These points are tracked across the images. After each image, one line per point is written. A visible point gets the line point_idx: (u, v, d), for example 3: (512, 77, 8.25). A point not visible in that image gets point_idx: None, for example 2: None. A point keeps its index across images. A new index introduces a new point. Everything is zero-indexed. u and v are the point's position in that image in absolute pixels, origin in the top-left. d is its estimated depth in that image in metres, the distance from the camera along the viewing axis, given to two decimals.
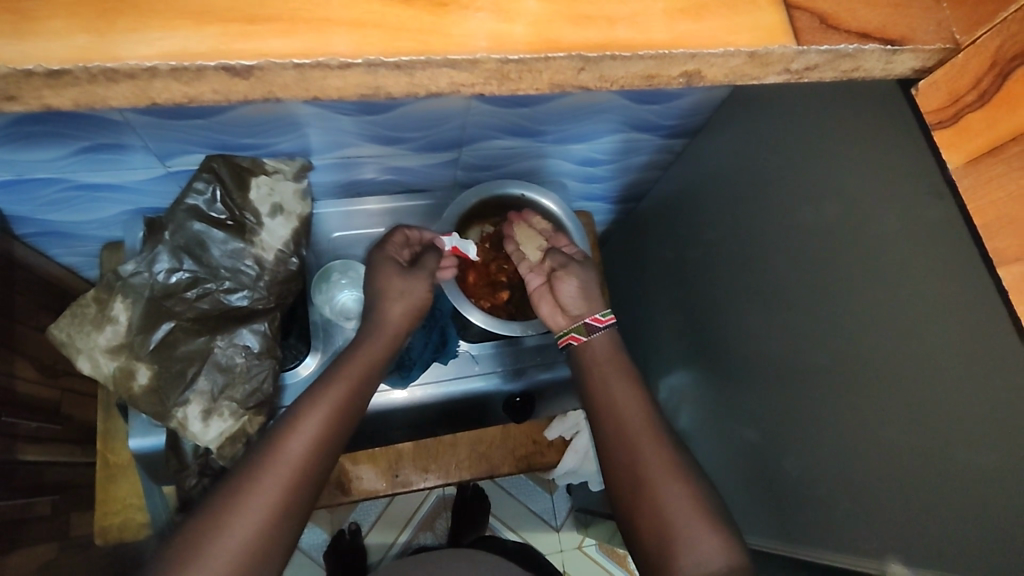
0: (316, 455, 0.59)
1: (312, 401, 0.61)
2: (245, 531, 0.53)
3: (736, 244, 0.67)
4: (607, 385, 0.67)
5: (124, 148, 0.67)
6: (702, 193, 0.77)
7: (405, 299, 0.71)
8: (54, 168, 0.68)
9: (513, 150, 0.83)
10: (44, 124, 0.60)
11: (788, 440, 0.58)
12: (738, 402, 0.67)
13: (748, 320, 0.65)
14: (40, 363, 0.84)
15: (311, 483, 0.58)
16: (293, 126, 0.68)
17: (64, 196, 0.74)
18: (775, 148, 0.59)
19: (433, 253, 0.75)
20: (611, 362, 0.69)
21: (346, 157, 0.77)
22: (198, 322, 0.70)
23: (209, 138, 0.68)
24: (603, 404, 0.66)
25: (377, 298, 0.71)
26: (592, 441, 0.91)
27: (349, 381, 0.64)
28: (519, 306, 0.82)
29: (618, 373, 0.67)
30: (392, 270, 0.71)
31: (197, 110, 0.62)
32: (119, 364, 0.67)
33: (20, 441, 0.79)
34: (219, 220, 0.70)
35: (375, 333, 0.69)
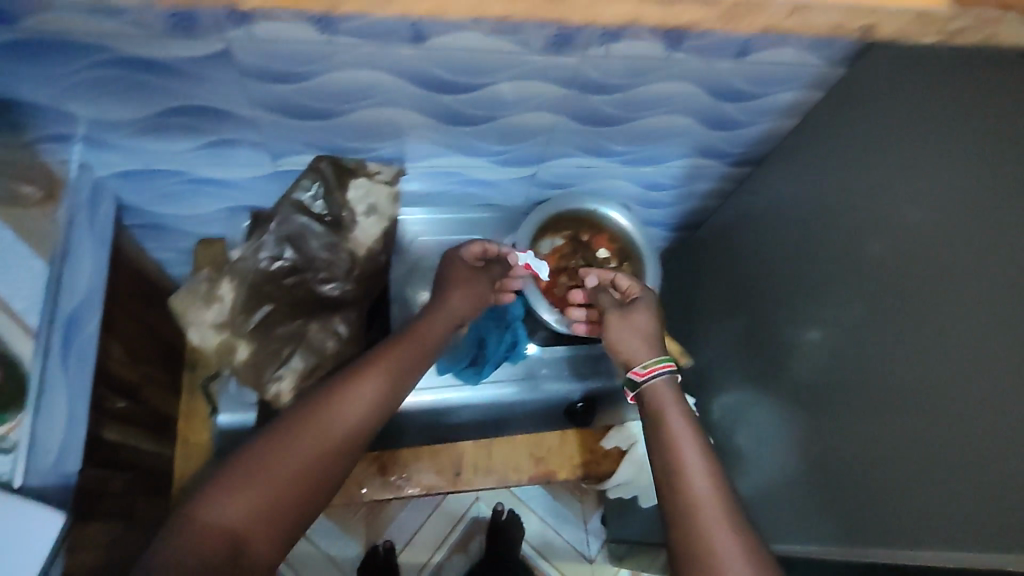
0: (378, 409, 0.62)
1: (366, 375, 0.63)
2: (304, 459, 0.56)
3: (798, 255, 0.72)
4: (683, 447, 0.60)
5: (244, 144, 0.74)
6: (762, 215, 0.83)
7: (462, 296, 0.74)
8: (177, 159, 0.75)
9: (587, 171, 0.89)
10: (185, 113, 0.68)
11: (846, 437, 0.60)
12: (796, 409, 0.70)
13: (808, 326, 0.68)
14: (130, 346, 0.89)
15: (352, 447, 0.60)
16: (393, 133, 0.75)
17: (177, 188, 0.81)
18: (846, 159, 0.65)
19: (501, 268, 0.78)
20: (671, 428, 0.62)
21: (435, 168, 0.83)
22: (294, 307, 0.76)
23: (322, 140, 0.75)
24: (681, 483, 0.58)
25: (438, 310, 0.72)
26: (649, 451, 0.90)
27: (395, 357, 0.66)
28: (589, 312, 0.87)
29: (695, 445, 0.61)
30: (461, 274, 0.75)
31: (321, 110, 0.69)
32: (223, 339, 0.73)
33: (106, 417, 0.83)
34: (320, 216, 0.76)
35: (399, 346, 0.67)
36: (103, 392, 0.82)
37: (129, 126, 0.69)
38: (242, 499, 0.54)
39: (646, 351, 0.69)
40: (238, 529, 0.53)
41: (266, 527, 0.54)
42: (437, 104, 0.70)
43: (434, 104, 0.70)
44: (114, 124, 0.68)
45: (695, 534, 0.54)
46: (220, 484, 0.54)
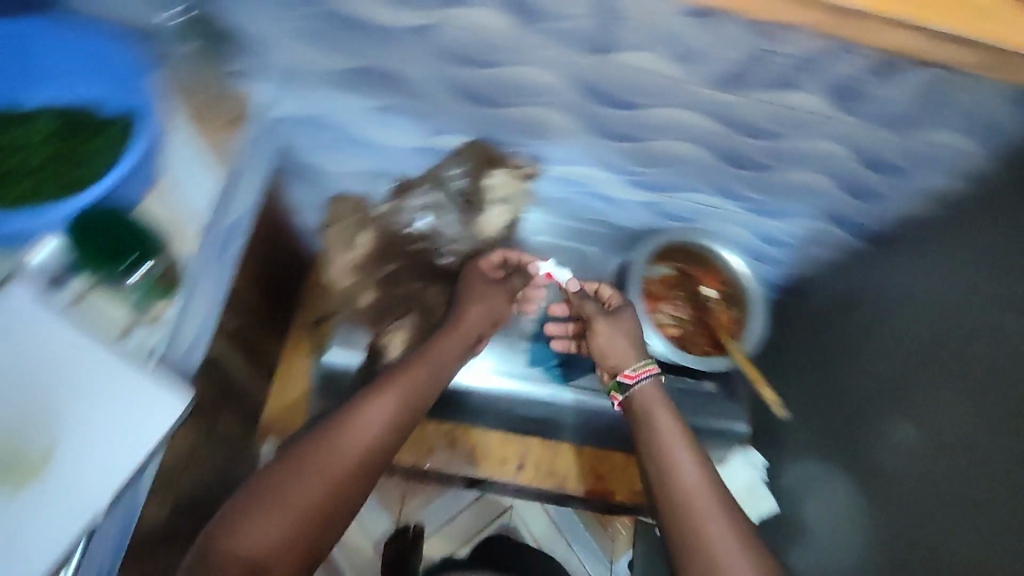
0: (387, 432, 0.66)
1: (375, 396, 0.68)
2: (316, 487, 0.60)
3: (902, 334, 0.70)
4: (675, 462, 0.68)
5: (406, 115, 0.80)
6: (861, 290, 0.80)
7: (480, 308, 0.82)
8: (346, 113, 0.82)
9: (710, 210, 0.90)
10: (368, 76, 0.74)
11: (984, 530, 0.57)
12: (901, 501, 0.66)
13: (918, 407, 0.66)
14: (271, 283, 0.97)
15: (370, 464, 0.64)
16: (541, 132, 0.80)
17: (333, 143, 0.88)
18: (985, 238, 0.63)
19: (521, 278, 0.88)
20: (664, 450, 0.69)
21: (570, 176, 0.87)
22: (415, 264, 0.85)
23: (478, 125, 0.80)
24: (674, 487, 0.67)
25: (456, 321, 0.80)
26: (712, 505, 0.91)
27: (409, 378, 0.71)
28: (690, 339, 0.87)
29: (689, 464, 0.68)
30: (481, 285, 0.84)
31: (486, 97, 0.74)
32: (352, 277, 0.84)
33: (245, 344, 0.90)
34: (456, 192, 0.86)
35: (413, 366, 0.73)
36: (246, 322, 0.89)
37: (321, 77, 0.76)
38: (260, 531, 0.56)
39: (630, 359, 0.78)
40: (266, 559, 0.55)
41: (290, 548, 0.57)
42: (591, 111, 0.74)
43: (588, 110, 0.74)
44: (310, 73, 0.75)
45: (689, 542, 0.63)
46: (239, 518, 0.57)
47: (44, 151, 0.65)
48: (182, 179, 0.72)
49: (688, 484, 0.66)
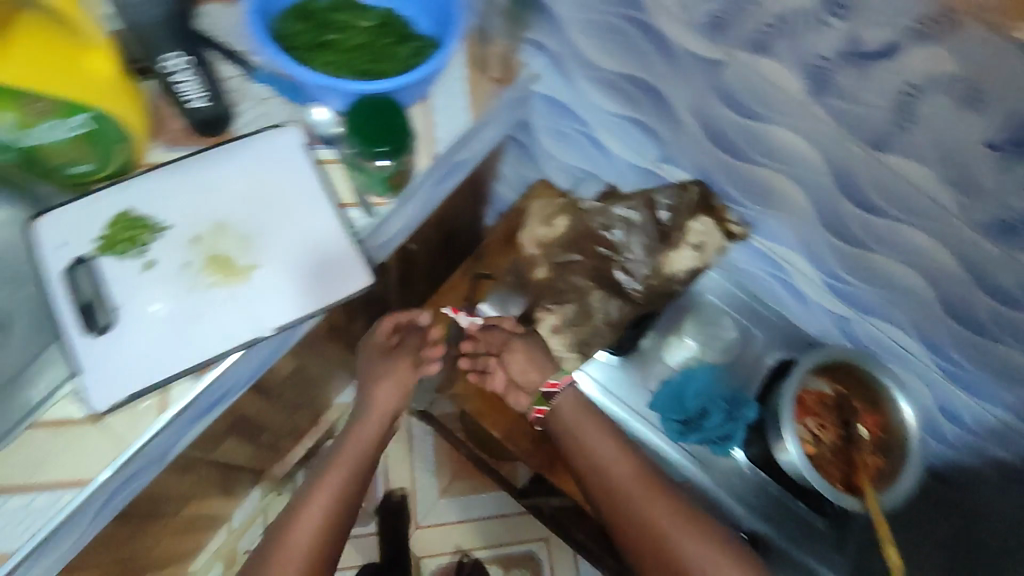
0: (340, 491, 0.73)
1: (361, 427, 0.80)
2: (303, 540, 0.69)
3: None
4: (616, 472, 0.71)
5: (651, 133, 0.82)
6: None
7: (389, 382, 0.83)
8: (596, 111, 0.86)
9: (900, 351, 0.84)
10: (638, 87, 0.78)
11: None
12: None
13: None
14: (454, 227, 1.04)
15: (351, 492, 0.74)
16: (770, 202, 0.78)
17: (570, 132, 0.93)
18: None
19: (415, 338, 0.86)
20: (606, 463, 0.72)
21: (772, 254, 0.85)
22: (592, 270, 0.83)
23: (711, 169, 0.80)
24: (611, 492, 0.70)
25: (369, 409, 0.82)
26: None
27: (375, 421, 0.81)
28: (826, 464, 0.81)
29: (625, 468, 0.72)
30: (382, 361, 0.84)
31: (739, 147, 0.75)
32: (532, 252, 0.81)
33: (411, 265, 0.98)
34: (659, 220, 0.83)
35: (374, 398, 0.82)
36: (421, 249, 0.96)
37: (594, 72, 0.81)
38: None
39: (538, 370, 0.80)
40: None
41: None
42: (837, 199, 0.72)
43: (833, 198, 0.72)
44: (585, 64, 0.80)
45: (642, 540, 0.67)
46: None
47: (360, 38, 0.74)
48: (442, 107, 0.80)
49: (633, 483, 0.70)
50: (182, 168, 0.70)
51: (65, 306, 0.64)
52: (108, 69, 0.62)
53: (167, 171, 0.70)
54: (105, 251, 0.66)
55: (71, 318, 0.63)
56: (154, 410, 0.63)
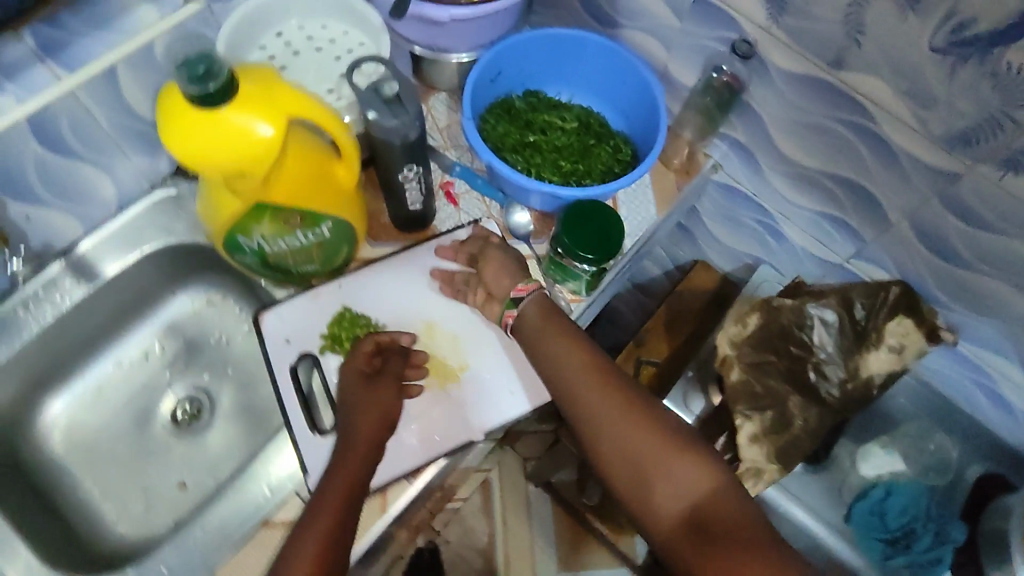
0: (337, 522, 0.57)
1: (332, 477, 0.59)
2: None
3: None
4: (569, 370, 0.62)
5: (848, 231, 0.80)
6: None
7: (370, 413, 0.62)
8: (782, 205, 0.84)
9: None
10: (842, 187, 0.76)
11: None
12: None
13: None
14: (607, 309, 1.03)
15: (349, 519, 0.57)
16: (986, 309, 0.74)
17: (745, 219, 0.91)
18: None
19: (398, 358, 0.67)
20: (558, 366, 0.63)
21: (981, 362, 0.79)
22: (788, 373, 0.80)
23: (916, 269, 0.77)
24: (558, 374, 0.62)
25: (352, 438, 0.61)
26: None
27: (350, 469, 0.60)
28: None
29: (579, 366, 0.62)
30: (361, 392, 0.64)
31: (957, 254, 0.72)
32: (727, 354, 0.80)
33: None
34: (854, 320, 0.80)
35: (347, 443, 0.61)
36: None
37: (791, 168, 0.79)
38: None
39: (511, 274, 0.67)
40: None
41: None
42: None
43: None
44: (780, 160, 0.79)
45: (586, 422, 0.61)
46: None
47: (562, 139, 0.75)
48: (630, 202, 0.80)
49: (582, 381, 0.61)
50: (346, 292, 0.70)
51: (292, 401, 0.65)
52: (346, 202, 0.63)
53: (377, 269, 0.71)
54: (328, 350, 0.68)
55: (298, 412, 0.65)
56: (376, 510, 0.64)
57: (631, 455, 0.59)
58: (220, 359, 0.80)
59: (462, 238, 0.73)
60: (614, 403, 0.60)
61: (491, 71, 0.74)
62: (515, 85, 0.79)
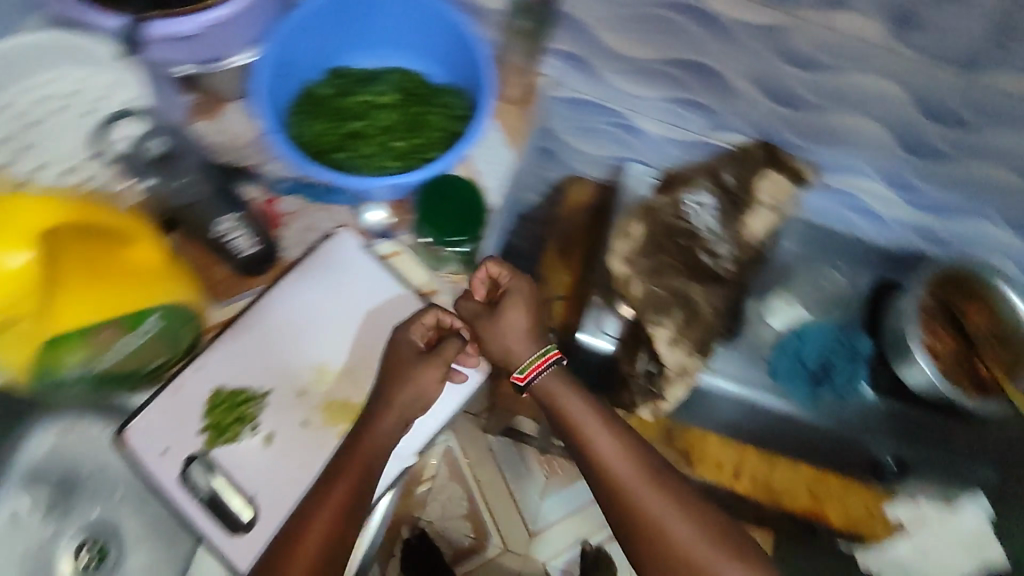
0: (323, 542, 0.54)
1: (322, 491, 0.56)
2: None
3: None
4: (614, 474, 0.61)
5: (700, 109, 0.79)
6: None
7: (409, 391, 0.58)
8: (630, 102, 0.82)
9: (993, 243, 0.83)
10: (682, 68, 0.73)
11: None
12: None
13: None
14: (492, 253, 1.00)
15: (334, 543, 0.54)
16: (840, 140, 0.77)
17: (599, 125, 0.88)
18: None
19: (456, 341, 0.61)
20: (605, 466, 0.62)
21: (848, 188, 0.83)
22: (683, 265, 0.81)
23: (772, 125, 0.77)
24: (602, 475, 0.62)
25: (358, 440, 0.57)
26: (952, 534, 0.85)
27: (349, 479, 0.56)
28: (953, 367, 0.82)
29: (625, 473, 0.61)
30: (406, 368, 0.59)
31: (803, 101, 0.72)
32: (623, 270, 0.79)
33: None
34: (728, 193, 0.83)
35: (380, 419, 0.58)
36: None
37: (628, 63, 0.76)
38: None
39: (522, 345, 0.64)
40: None
41: None
42: (922, 123, 0.70)
43: (919, 125, 0.70)
44: (615, 57, 0.75)
45: (628, 525, 0.61)
46: None
47: (386, 117, 0.67)
48: (482, 154, 0.73)
49: (628, 487, 0.61)
50: (309, 315, 0.64)
51: (195, 511, 0.58)
52: (182, 278, 0.56)
53: (234, 331, 0.62)
54: (214, 443, 0.59)
55: (207, 520, 0.57)
56: None
57: (673, 557, 0.59)
58: (104, 484, 0.64)
59: (322, 259, 0.65)
60: (665, 500, 0.60)
61: (280, 65, 0.64)
62: (313, 71, 0.69)
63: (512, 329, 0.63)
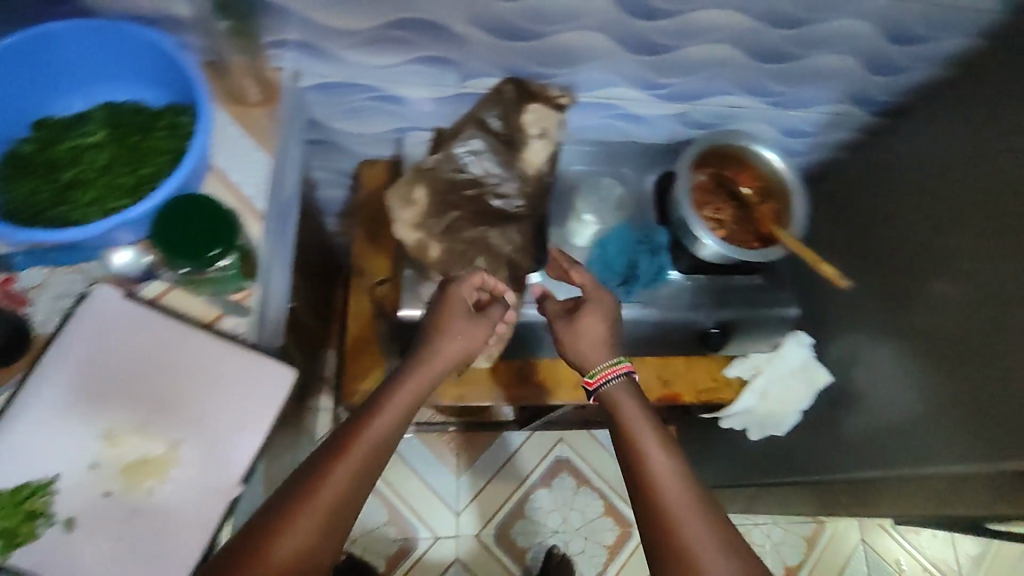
0: (350, 487, 0.58)
1: (346, 447, 0.59)
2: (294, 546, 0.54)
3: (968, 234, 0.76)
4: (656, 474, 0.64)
5: (442, 64, 0.80)
6: (893, 179, 0.89)
7: (455, 342, 0.70)
8: (377, 74, 0.82)
9: (737, 110, 0.93)
10: (406, 30, 0.74)
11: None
12: (993, 375, 0.71)
13: (961, 296, 0.76)
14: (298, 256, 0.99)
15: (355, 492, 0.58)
16: (576, 60, 0.81)
17: (361, 103, 0.88)
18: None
19: (499, 308, 0.76)
20: (649, 461, 0.65)
21: (604, 99, 0.89)
22: (475, 215, 0.82)
23: (513, 61, 0.80)
24: (644, 477, 0.65)
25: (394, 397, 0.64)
26: (778, 370, 0.95)
27: (381, 427, 0.62)
28: (731, 231, 0.90)
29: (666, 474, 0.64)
30: (457, 321, 0.72)
31: (527, 32, 0.75)
32: (416, 237, 0.79)
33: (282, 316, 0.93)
34: (499, 133, 0.82)
35: (245, 422, 0.64)
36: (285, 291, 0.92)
37: (353, 38, 0.76)
38: None
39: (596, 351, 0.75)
40: None
41: None
42: (634, 27, 0.76)
43: (635, 29, 0.76)
44: (338, 34, 0.75)
45: (652, 526, 0.62)
46: None
47: (105, 157, 0.64)
48: (237, 166, 0.74)
49: (664, 488, 0.63)
50: (133, 336, 0.64)
51: None
52: None
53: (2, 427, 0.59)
54: (9, 549, 0.55)
55: None
56: None
57: (688, 560, 0.59)
58: None
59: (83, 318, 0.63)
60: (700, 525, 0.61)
61: None
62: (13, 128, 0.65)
63: (588, 337, 0.75)
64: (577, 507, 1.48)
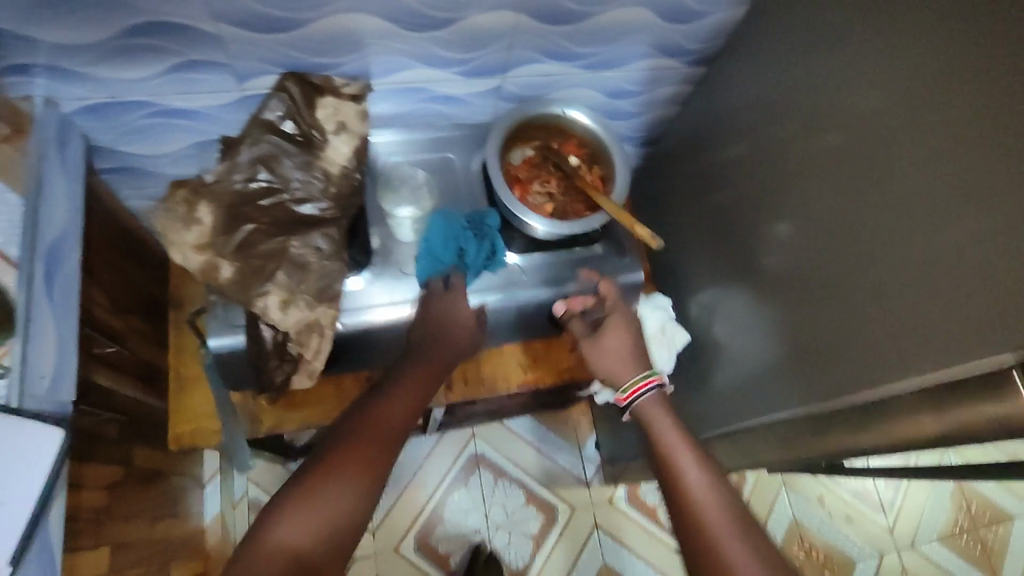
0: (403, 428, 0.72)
1: (399, 390, 0.75)
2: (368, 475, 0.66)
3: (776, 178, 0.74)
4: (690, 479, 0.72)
5: (207, 67, 0.74)
6: (721, 129, 0.86)
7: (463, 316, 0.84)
8: (140, 88, 0.75)
9: (552, 76, 0.89)
10: (143, 36, 0.67)
11: (840, 342, 0.65)
12: (813, 317, 0.69)
13: (784, 239, 0.73)
14: (111, 294, 0.91)
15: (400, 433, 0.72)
16: (352, 45, 0.75)
17: (141, 122, 0.81)
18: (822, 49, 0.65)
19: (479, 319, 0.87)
20: (687, 466, 0.73)
21: (404, 82, 0.84)
22: (273, 224, 0.76)
23: (282, 55, 0.74)
24: (683, 482, 0.72)
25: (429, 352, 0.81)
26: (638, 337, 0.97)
27: (418, 384, 0.77)
28: (560, 206, 0.86)
29: (701, 483, 0.71)
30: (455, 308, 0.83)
31: (280, 22, 0.69)
32: (204, 258, 0.73)
33: (93, 362, 0.85)
34: (290, 136, 0.76)
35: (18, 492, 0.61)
36: (92, 334, 0.85)
37: (88, 52, 0.68)
38: (298, 525, 0.62)
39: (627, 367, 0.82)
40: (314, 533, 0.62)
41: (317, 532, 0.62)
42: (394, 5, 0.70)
43: (397, 6, 0.70)
44: (68, 51, 0.68)
45: (691, 520, 0.69)
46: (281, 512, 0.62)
47: None
48: None
49: (698, 493, 0.70)
50: None
51: None
52: None
53: None
54: None
55: None
56: None
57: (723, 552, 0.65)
58: None
59: None
60: (722, 519, 0.68)
61: None
62: None
63: (616, 350, 0.83)
64: (498, 501, 1.45)
